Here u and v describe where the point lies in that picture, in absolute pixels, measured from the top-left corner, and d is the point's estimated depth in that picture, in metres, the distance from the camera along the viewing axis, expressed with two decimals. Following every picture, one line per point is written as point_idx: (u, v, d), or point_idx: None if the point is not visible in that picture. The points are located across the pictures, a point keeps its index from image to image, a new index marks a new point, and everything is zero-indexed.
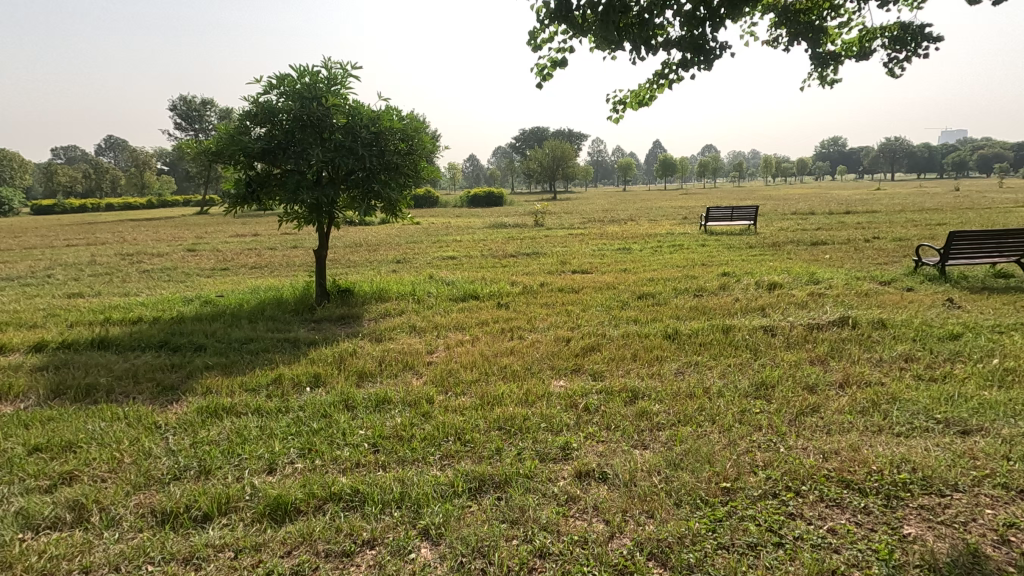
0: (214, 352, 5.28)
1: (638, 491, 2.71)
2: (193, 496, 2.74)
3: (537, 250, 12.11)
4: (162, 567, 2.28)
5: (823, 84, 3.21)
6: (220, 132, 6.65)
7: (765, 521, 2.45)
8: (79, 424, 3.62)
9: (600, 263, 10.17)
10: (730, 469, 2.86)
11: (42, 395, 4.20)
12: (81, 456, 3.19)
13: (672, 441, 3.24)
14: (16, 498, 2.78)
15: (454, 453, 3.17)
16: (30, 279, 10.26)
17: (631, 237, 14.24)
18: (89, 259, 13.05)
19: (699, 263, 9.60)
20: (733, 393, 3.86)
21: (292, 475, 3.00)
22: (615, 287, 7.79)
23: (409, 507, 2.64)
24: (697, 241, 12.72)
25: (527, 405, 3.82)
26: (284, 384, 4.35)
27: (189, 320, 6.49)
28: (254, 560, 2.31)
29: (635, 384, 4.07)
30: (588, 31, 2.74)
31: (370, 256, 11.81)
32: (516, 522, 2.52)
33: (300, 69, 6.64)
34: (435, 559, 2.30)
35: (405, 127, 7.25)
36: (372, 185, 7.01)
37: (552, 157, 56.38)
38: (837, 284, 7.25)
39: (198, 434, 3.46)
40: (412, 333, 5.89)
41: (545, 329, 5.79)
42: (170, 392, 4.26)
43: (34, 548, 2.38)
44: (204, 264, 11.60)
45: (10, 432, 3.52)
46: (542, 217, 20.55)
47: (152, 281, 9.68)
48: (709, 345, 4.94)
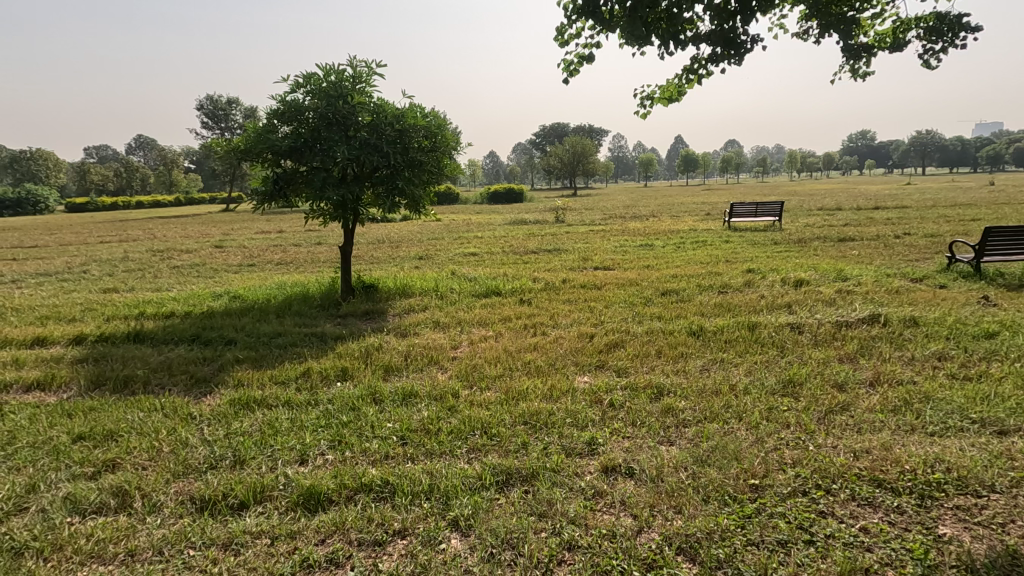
0: (244, 346, 5.41)
1: (665, 487, 2.71)
2: (230, 485, 2.82)
3: (558, 247, 12.09)
4: (203, 552, 2.36)
5: (857, 78, 3.10)
6: (249, 131, 6.79)
7: (795, 518, 2.43)
8: (118, 414, 3.75)
9: (622, 259, 10.13)
10: (758, 466, 2.85)
11: (82, 386, 4.36)
12: (122, 445, 3.31)
13: (699, 437, 3.23)
14: (63, 484, 2.90)
15: (481, 446, 3.21)
16: (67, 275, 10.63)
17: (653, 233, 14.14)
18: (122, 255, 13.46)
19: (723, 260, 9.51)
20: (760, 391, 3.81)
21: (323, 466, 3.07)
22: (638, 283, 7.76)
23: (438, 499, 2.68)
24: (721, 237, 12.59)
25: (552, 400, 3.84)
26: (312, 378, 4.45)
27: (219, 315, 6.65)
28: (290, 547, 2.38)
29: (660, 380, 4.06)
30: (614, 26, 2.72)
31: (393, 253, 11.95)
32: (544, 515, 2.54)
33: (326, 67, 6.74)
34: (465, 550, 2.34)
35: (428, 124, 7.30)
36: (396, 182, 7.09)
37: (572, 153, 56.05)
38: (866, 281, 7.10)
39: (232, 425, 3.56)
40: (436, 328, 5.96)
41: (568, 325, 5.80)
42: (203, 384, 4.39)
43: (82, 532, 2.49)
44: (232, 260, 11.87)
45: (55, 421, 3.66)
46: (562, 213, 20.58)
47: (182, 277, 9.94)
48: (735, 342, 4.90)
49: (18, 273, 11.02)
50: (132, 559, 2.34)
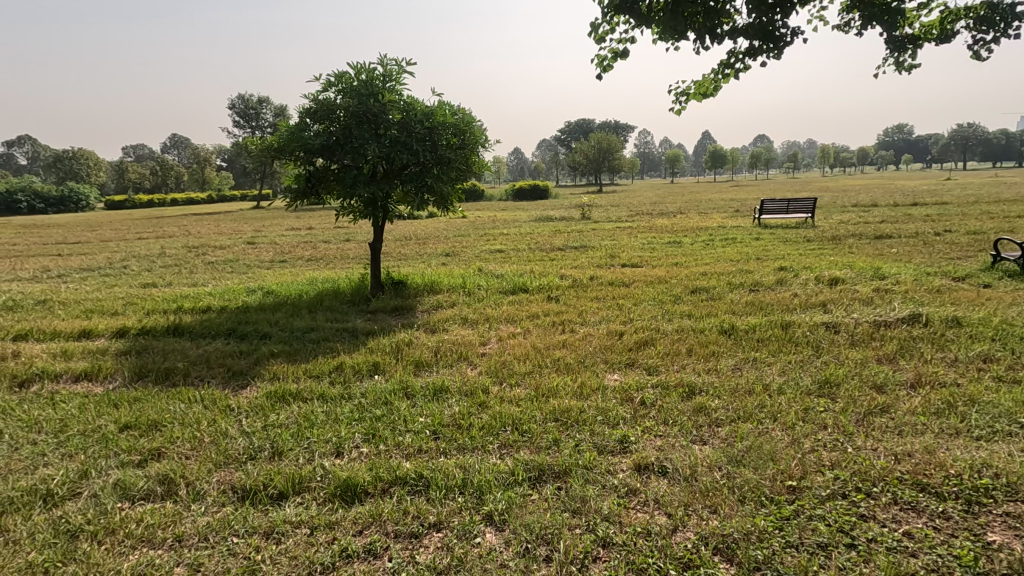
0: (279, 340, 5.54)
1: (700, 487, 2.69)
2: (270, 476, 2.90)
3: (584, 243, 12.03)
4: (246, 539, 2.43)
5: (901, 71, 3.01)
6: (282, 129, 6.91)
7: (835, 521, 2.39)
8: (161, 405, 3.88)
9: (650, 256, 10.03)
10: (795, 468, 2.80)
11: (127, 377, 4.53)
12: (166, 434, 3.43)
13: (733, 437, 3.19)
14: (112, 471, 3.02)
15: (513, 442, 3.23)
16: (109, 270, 11.03)
17: (681, 230, 13.93)
18: (160, 251, 13.89)
19: (754, 257, 9.33)
20: (795, 391, 3.75)
21: (359, 458, 3.13)
22: (667, 281, 7.67)
23: (472, 493, 2.71)
24: (751, 234, 12.34)
25: (582, 398, 3.84)
26: (345, 372, 4.53)
27: (254, 310, 6.81)
28: (329, 537, 2.44)
29: (692, 379, 4.02)
30: (652, 21, 2.70)
31: (420, 250, 12.05)
32: (578, 512, 2.55)
33: (357, 66, 6.84)
34: (501, 544, 2.37)
35: (457, 122, 7.34)
36: (425, 179, 7.15)
37: (597, 149, 55.60)
38: (905, 280, 6.89)
39: (269, 417, 3.65)
40: (464, 324, 6.00)
41: (597, 322, 5.78)
42: (240, 377, 4.51)
43: (132, 517, 2.59)
44: (264, 256, 12.11)
45: (103, 411, 3.81)
46: (588, 210, 20.44)
47: (217, 272, 10.21)
48: (768, 341, 4.81)
49: (64, 268, 11.49)
50: (179, 544, 2.43)
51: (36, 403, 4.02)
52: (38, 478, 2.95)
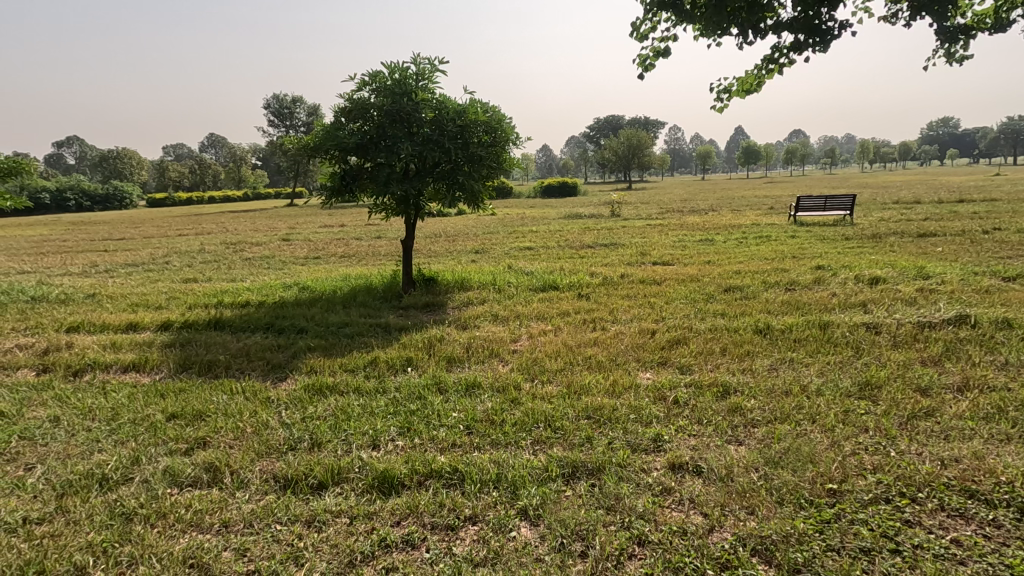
0: (315, 335, 5.68)
1: (736, 487, 2.67)
2: (310, 466, 2.98)
3: (615, 241, 11.94)
4: (289, 527, 2.51)
5: (952, 62, 2.91)
6: (318, 128, 7.04)
7: (879, 526, 2.33)
8: (205, 396, 4.03)
9: (682, 254, 9.89)
10: (836, 470, 2.75)
11: (172, 368, 4.71)
12: (210, 424, 3.56)
13: (770, 438, 3.14)
14: (161, 458, 3.15)
15: (545, 438, 3.25)
16: (152, 265, 11.44)
17: (714, 228, 13.68)
18: (200, 247, 14.36)
19: (790, 255, 9.12)
20: (834, 392, 3.67)
21: (394, 451, 3.20)
22: (700, 279, 7.56)
23: (506, 488, 2.74)
24: (786, 232, 12.05)
25: (614, 396, 3.82)
26: (379, 366, 4.61)
27: (290, 305, 6.99)
28: (368, 527, 2.50)
29: (726, 378, 3.96)
30: (694, 17, 2.70)
31: (451, 247, 12.15)
32: (612, 509, 2.56)
33: (391, 66, 6.93)
34: (536, 538, 2.39)
35: (488, 120, 7.37)
36: (457, 177, 7.22)
37: (626, 145, 55.00)
38: (952, 280, 6.65)
39: (308, 409, 3.75)
40: (495, 321, 6.04)
41: (629, 321, 5.75)
42: (278, 370, 4.64)
43: (181, 502, 2.70)
44: (299, 253, 12.41)
45: (150, 400, 3.97)
46: (617, 207, 20.29)
47: (255, 268, 10.51)
48: (805, 341, 4.71)
49: (111, 263, 11.96)
50: (226, 530, 2.53)
51: (89, 392, 4.22)
52: (94, 463, 3.10)
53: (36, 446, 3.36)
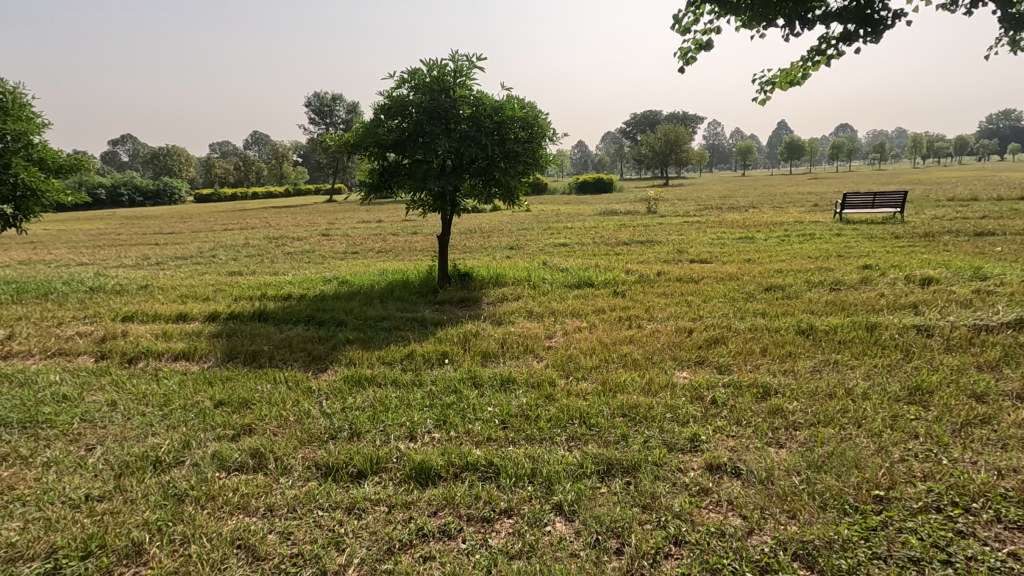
0: (353, 328, 5.81)
1: (777, 490, 2.61)
2: (349, 455, 3.06)
3: (651, 238, 11.76)
4: (330, 513, 2.59)
5: (1016, 50, 2.76)
6: (358, 125, 7.19)
7: (929, 536, 2.25)
8: (250, 384, 4.18)
9: (721, 252, 9.68)
10: (883, 477, 2.66)
11: (219, 357, 4.90)
12: (255, 412, 3.69)
13: (813, 442, 3.05)
14: (210, 443, 3.29)
15: (581, 435, 3.24)
16: (200, 258, 11.91)
17: (755, 225, 13.32)
18: (244, 241, 14.86)
19: (835, 254, 8.80)
20: (882, 396, 3.54)
21: (431, 443, 3.25)
22: (739, 278, 7.39)
23: (541, 483, 2.76)
24: (832, 230, 11.64)
25: (650, 394, 3.78)
26: (415, 360, 4.69)
27: (330, 299, 7.17)
28: (406, 516, 2.55)
29: (766, 380, 3.87)
30: (739, 9, 2.66)
31: (486, 243, 12.23)
32: (648, 508, 2.54)
33: (430, 63, 7.01)
34: (571, 534, 2.40)
35: (525, 116, 7.36)
36: (493, 173, 7.24)
37: (663, 141, 54.05)
38: (1012, 281, 6.30)
39: (347, 400, 3.85)
40: (530, 317, 6.05)
41: (665, 319, 5.67)
42: (319, 362, 4.77)
43: (229, 486, 2.82)
44: (338, 248, 12.70)
45: (199, 387, 4.15)
46: (653, 204, 19.99)
47: (296, 262, 10.81)
48: (851, 343, 4.55)
49: (162, 256, 12.51)
50: (271, 514, 2.62)
51: (143, 378, 4.44)
52: (148, 445, 3.26)
53: (97, 428, 3.56)
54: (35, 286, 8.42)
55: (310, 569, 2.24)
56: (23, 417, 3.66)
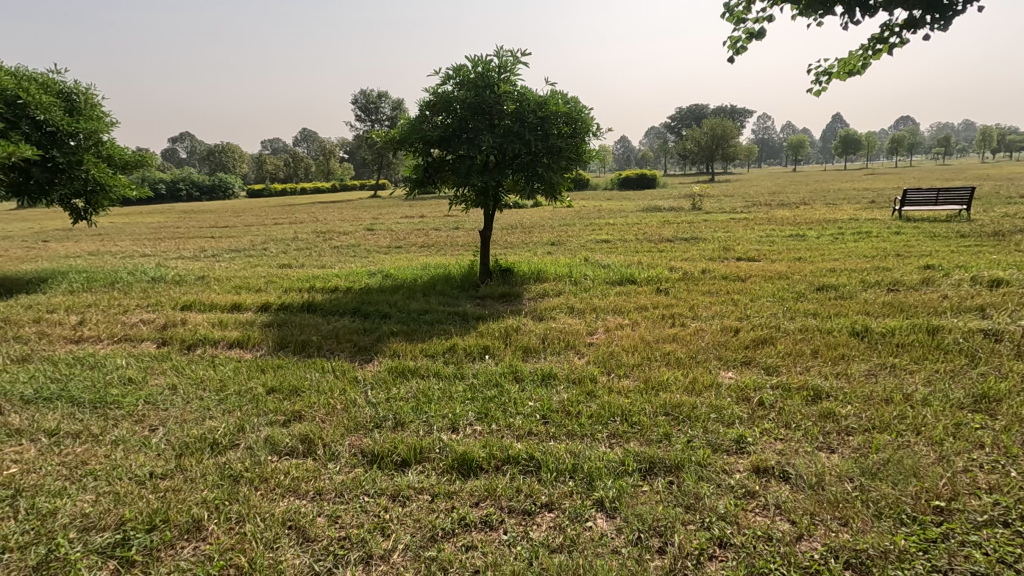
0: (397, 321, 5.94)
1: (828, 496, 2.53)
2: (394, 444, 3.14)
3: (696, 235, 11.50)
4: (376, 500, 2.66)
5: None
6: (404, 122, 7.31)
7: (995, 551, 2.12)
8: (299, 372, 4.34)
9: (770, 249, 9.37)
10: (944, 487, 2.53)
11: (271, 346, 5.10)
12: (305, 399, 3.83)
13: (867, 448, 2.93)
14: (263, 428, 3.44)
15: (622, 433, 3.22)
16: (252, 251, 12.40)
17: (806, 222, 12.84)
18: (293, 235, 15.38)
19: (894, 254, 8.38)
20: (943, 403, 3.36)
21: (472, 435, 3.29)
22: (789, 277, 7.14)
23: (582, 478, 2.75)
24: (891, 228, 11.08)
25: (693, 394, 3.72)
26: (457, 353, 4.75)
27: (374, 292, 7.34)
28: (448, 505, 2.60)
29: (817, 382, 3.74)
30: None
31: (527, 238, 12.24)
32: (691, 508, 2.50)
33: (475, 59, 7.06)
34: (612, 531, 2.39)
35: (569, 111, 7.32)
36: (536, 168, 7.23)
37: (709, 135, 52.63)
38: None
39: (391, 390, 3.95)
40: (571, 313, 6.03)
41: (710, 317, 5.55)
42: (364, 353, 4.90)
43: (281, 469, 2.94)
44: (382, 242, 12.98)
45: (252, 374, 4.34)
46: (698, 200, 19.53)
47: (342, 256, 11.11)
48: (909, 347, 4.34)
49: (217, 249, 13.09)
50: (320, 497, 2.72)
51: (200, 364, 4.66)
52: (205, 428, 3.43)
53: (159, 410, 3.77)
54: (103, 275, 8.97)
55: (357, 553, 2.31)
56: (94, 398, 3.92)
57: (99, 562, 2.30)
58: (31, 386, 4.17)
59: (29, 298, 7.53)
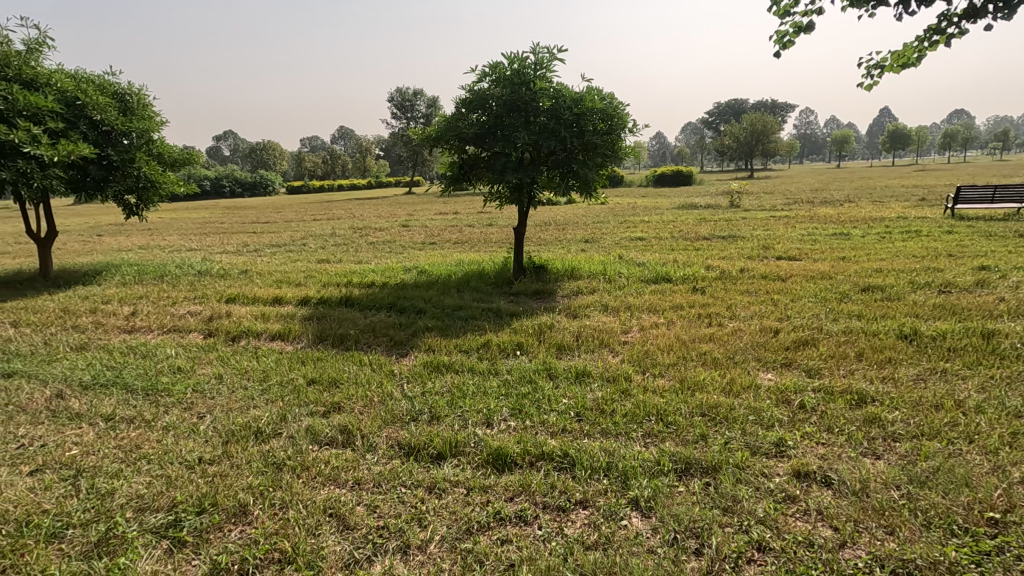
0: (432, 316, 6.02)
1: (873, 503, 2.45)
2: (429, 437, 3.19)
3: (734, 233, 11.25)
4: (413, 491, 2.72)
5: None
6: (440, 120, 7.37)
7: None
8: (338, 365, 4.45)
9: (812, 248, 9.10)
10: (999, 498, 2.42)
11: (310, 339, 5.24)
12: (343, 391, 3.93)
13: (915, 455, 2.83)
14: (304, 418, 3.54)
15: (657, 432, 3.19)
16: (291, 246, 12.74)
17: (850, 221, 12.40)
18: (331, 231, 15.73)
19: (946, 254, 8.02)
20: (999, 411, 3.21)
21: (507, 430, 3.32)
22: (832, 277, 6.91)
23: (617, 477, 2.75)
24: (942, 227, 10.61)
25: (731, 395, 3.65)
26: (491, 349, 4.79)
27: (409, 287, 7.45)
28: (484, 499, 2.63)
29: (862, 386, 3.61)
30: None
31: (561, 235, 12.21)
32: (729, 511, 2.47)
33: (511, 56, 7.06)
34: (647, 530, 2.38)
35: (605, 107, 7.25)
36: (571, 165, 7.19)
37: (748, 130, 51.26)
38: None
39: (427, 384, 4.01)
40: (605, 311, 6.00)
41: (748, 317, 5.44)
42: (400, 347, 4.99)
43: (321, 459, 3.03)
44: (417, 238, 13.15)
45: (293, 366, 4.48)
46: (736, 197, 19.08)
47: (378, 252, 11.31)
48: (962, 351, 4.15)
49: (258, 244, 13.50)
50: (359, 487, 2.79)
51: (244, 355, 4.84)
52: (250, 417, 3.56)
53: (206, 398, 3.93)
54: (153, 268, 9.37)
55: (394, 542, 2.36)
56: (146, 385, 4.11)
57: (154, 541, 2.42)
58: (89, 372, 4.41)
59: (85, 290, 7.92)
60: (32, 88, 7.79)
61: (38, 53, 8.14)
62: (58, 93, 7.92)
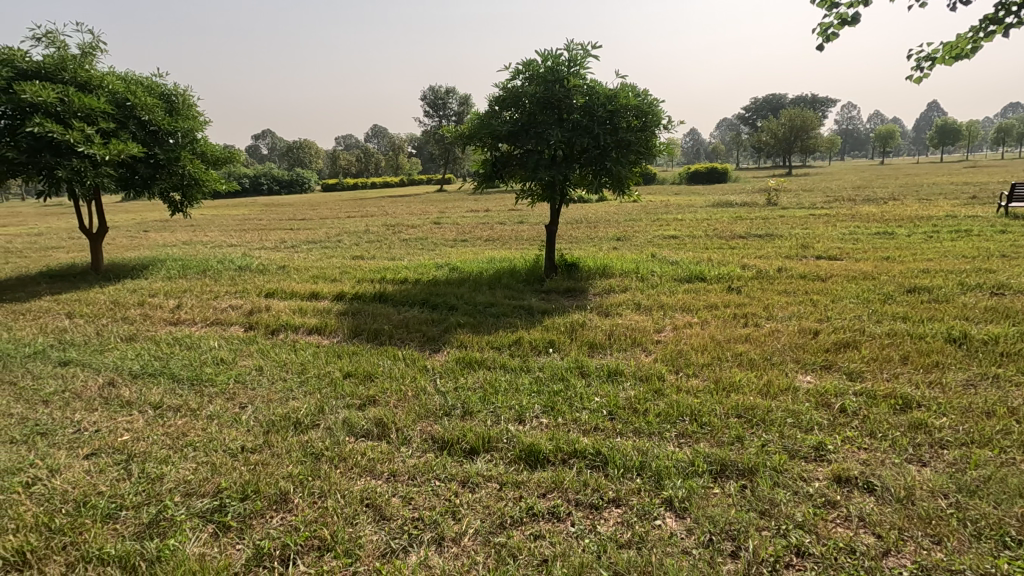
0: (464, 312, 6.08)
1: (919, 511, 2.37)
2: (462, 432, 3.23)
3: (772, 232, 10.97)
4: (447, 484, 2.76)
5: None
6: (473, 118, 7.42)
7: None
8: (373, 360, 4.54)
9: (854, 248, 8.81)
10: None
11: (346, 333, 5.35)
12: (378, 385, 4.01)
13: (964, 463, 2.72)
14: (341, 411, 3.63)
15: (691, 433, 3.15)
16: (327, 243, 13.02)
17: (896, 219, 11.93)
18: (365, 228, 16.00)
19: (999, 254, 7.64)
20: None
21: (539, 427, 3.34)
22: (876, 277, 6.68)
23: (650, 476, 2.73)
24: (996, 226, 10.12)
25: (768, 397, 3.58)
26: (523, 346, 4.81)
27: (442, 284, 7.53)
28: (516, 494, 2.66)
29: (908, 391, 3.49)
30: None
31: (593, 234, 12.12)
32: (766, 514, 2.43)
33: (545, 53, 7.05)
34: (682, 531, 2.36)
35: (639, 104, 7.17)
36: (605, 162, 7.13)
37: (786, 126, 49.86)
38: None
39: (459, 380, 4.05)
40: (638, 310, 5.95)
41: (785, 318, 5.31)
42: (433, 343, 5.05)
43: (357, 450, 3.10)
44: (449, 235, 13.26)
45: (330, 359, 4.59)
46: (773, 195, 18.58)
47: (411, 249, 11.46)
48: (1015, 356, 3.97)
49: (295, 240, 13.83)
50: (394, 479, 2.85)
51: (283, 348, 4.98)
52: (289, 408, 3.67)
53: (247, 389, 4.06)
54: (196, 263, 9.70)
55: (429, 533, 2.40)
56: (192, 376, 4.28)
57: (200, 525, 2.52)
58: (138, 362, 4.61)
59: (134, 283, 8.27)
60: (86, 91, 8.17)
61: (91, 57, 8.53)
62: (110, 95, 8.29)
